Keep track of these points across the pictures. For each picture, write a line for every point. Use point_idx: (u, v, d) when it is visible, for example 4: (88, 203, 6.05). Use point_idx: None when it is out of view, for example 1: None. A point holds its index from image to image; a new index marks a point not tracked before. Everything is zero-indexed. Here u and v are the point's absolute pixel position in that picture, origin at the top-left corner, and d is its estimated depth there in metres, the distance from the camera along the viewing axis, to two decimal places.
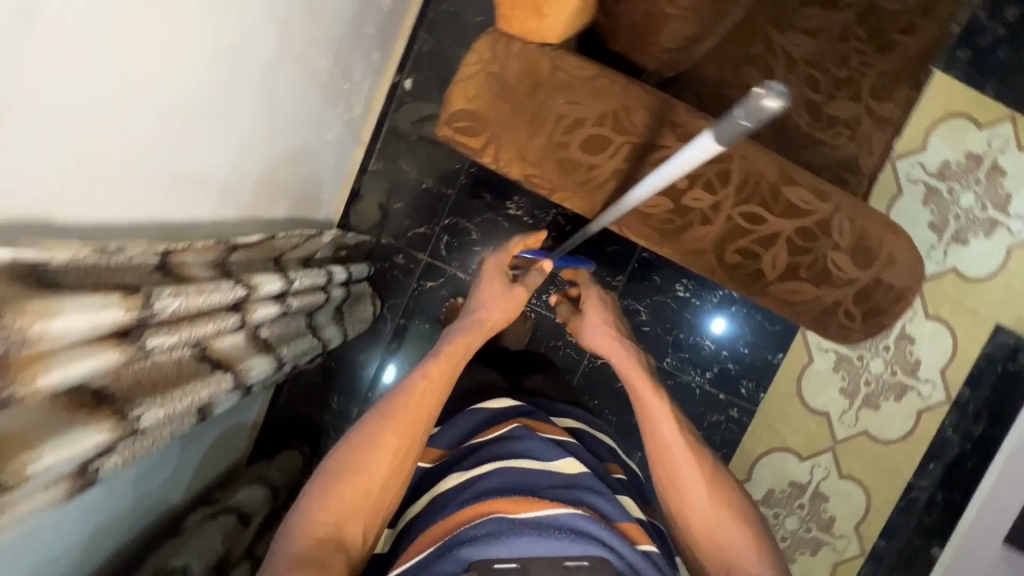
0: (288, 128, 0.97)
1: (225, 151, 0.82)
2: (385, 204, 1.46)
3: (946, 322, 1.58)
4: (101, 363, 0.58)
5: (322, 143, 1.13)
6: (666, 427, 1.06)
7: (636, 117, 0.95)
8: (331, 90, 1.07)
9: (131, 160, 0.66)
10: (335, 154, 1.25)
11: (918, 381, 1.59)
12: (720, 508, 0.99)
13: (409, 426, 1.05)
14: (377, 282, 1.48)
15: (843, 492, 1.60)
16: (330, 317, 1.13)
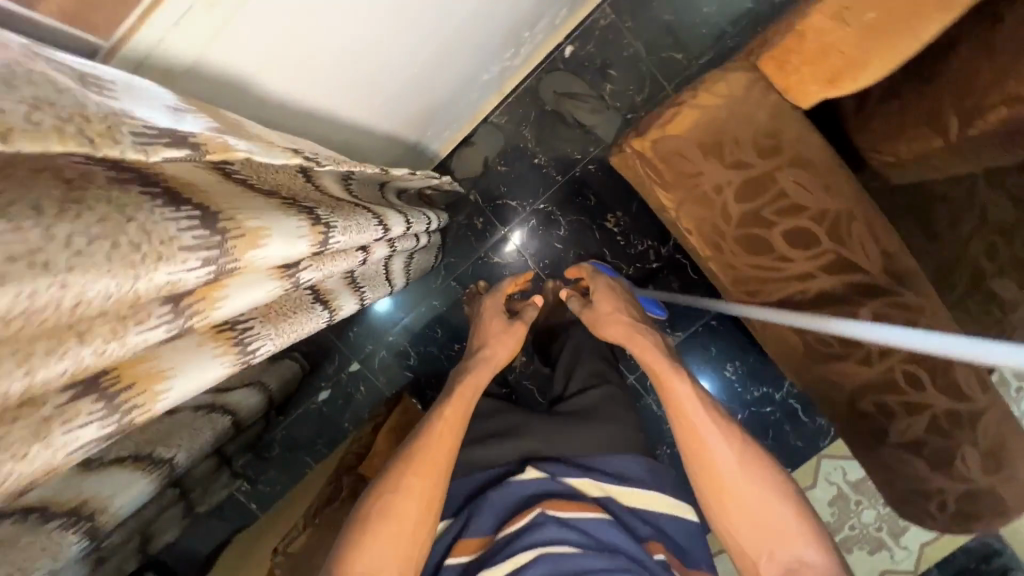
0: (441, 61, 0.96)
1: (369, 60, 0.76)
2: (491, 161, 1.36)
3: None
4: (263, 296, 0.55)
5: (462, 76, 1.10)
6: (688, 400, 0.94)
7: (856, 232, 0.82)
8: (487, 31, 1.03)
9: (298, 51, 0.65)
10: (459, 86, 1.17)
11: (898, 546, 1.58)
12: (762, 503, 0.86)
13: (440, 460, 0.91)
14: (448, 235, 1.39)
15: None
16: (402, 262, 1.01)
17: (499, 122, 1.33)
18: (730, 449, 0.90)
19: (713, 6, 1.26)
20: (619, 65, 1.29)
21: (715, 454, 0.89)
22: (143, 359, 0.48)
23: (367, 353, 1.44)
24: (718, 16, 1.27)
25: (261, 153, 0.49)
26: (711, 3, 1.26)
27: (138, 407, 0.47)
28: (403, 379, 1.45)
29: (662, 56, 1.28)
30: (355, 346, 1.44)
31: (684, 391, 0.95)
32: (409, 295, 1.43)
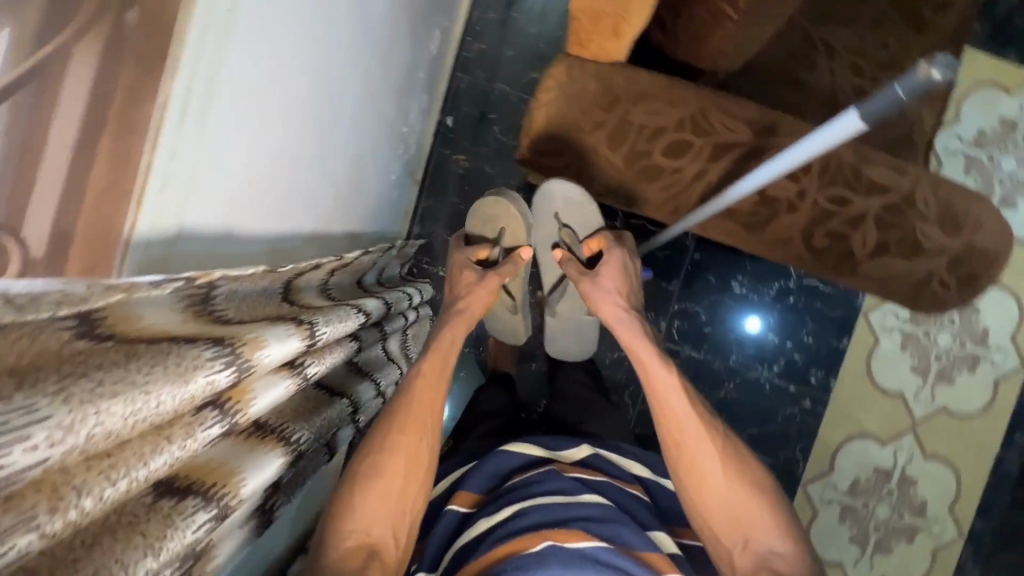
0: (368, 178, 1.06)
1: (310, 208, 0.83)
2: (439, 237, 1.50)
3: (1009, 290, 1.56)
4: (264, 467, 0.60)
5: (387, 183, 1.20)
6: (674, 402, 0.89)
7: (630, 90, 0.79)
8: (391, 134, 1.12)
9: (267, 203, 0.69)
10: (396, 196, 1.29)
11: (992, 351, 1.56)
12: (727, 478, 0.84)
13: (421, 454, 0.93)
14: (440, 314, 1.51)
15: (930, 471, 1.57)
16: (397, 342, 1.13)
17: (429, 204, 1.49)
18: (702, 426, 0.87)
19: (537, 26, 1.47)
20: (494, 107, 1.48)
21: (690, 432, 0.87)
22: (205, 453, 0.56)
23: None
24: (546, 30, 1.46)
25: (169, 313, 0.51)
26: (535, 26, 1.47)
27: (230, 495, 0.55)
28: None
29: (521, 82, 1.47)
30: None
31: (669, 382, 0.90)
32: None
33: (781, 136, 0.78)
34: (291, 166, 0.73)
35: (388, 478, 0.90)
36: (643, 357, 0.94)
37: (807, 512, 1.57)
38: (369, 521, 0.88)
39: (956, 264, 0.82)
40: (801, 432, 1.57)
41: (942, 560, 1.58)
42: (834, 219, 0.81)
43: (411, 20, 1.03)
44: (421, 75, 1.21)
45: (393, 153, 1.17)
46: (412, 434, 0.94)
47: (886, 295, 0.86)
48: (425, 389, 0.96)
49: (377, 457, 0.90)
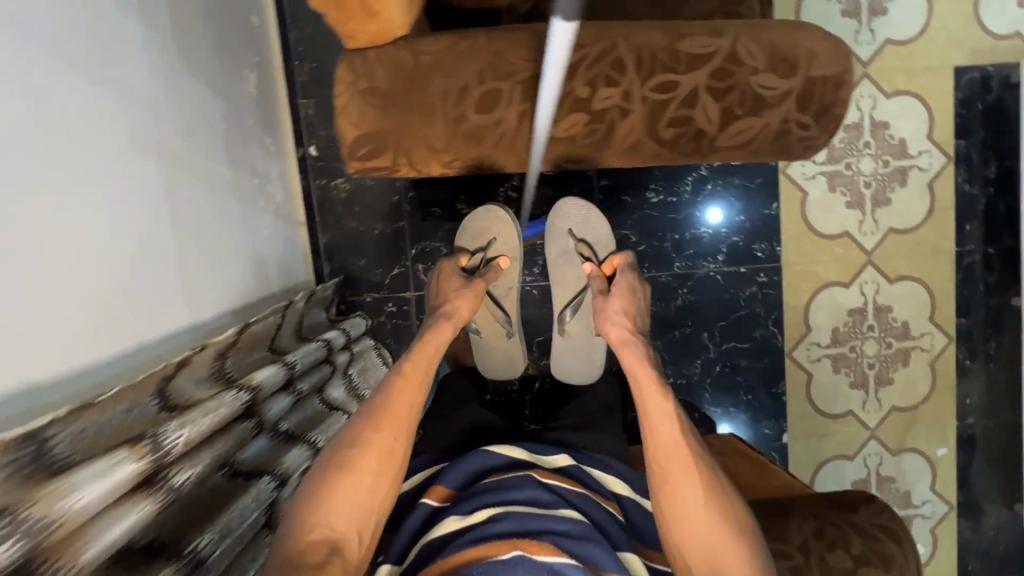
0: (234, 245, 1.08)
1: (172, 308, 0.88)
2: (352, 266, 1.46)
3: (910, 93, 1.54)
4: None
5: (262, 240, 1.19)
6: (671, 426, 1.00)
7: (415, 64, 0.75)
8: (242, 191, 1.09)
9: (112, 334, 0.76)
10: (278, 247, 1.26)
11: (916, 157, 1.56)
12: (703, 509, 0.93)
13: (398, 454, 0.97)
14: (384, 338, 1.49)
15: (901, 293, 1.58)
16: (333, 386, 1.12)
17: (329, 238, 1.45)
18: (687, 460, 0.97)
19: None
20: None
21: (684, 462, 0.98)
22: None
23: None
24: None
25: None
26: None
27: None
28: None
29: None
30: None
31: (665, 417, 1.02)
32: None
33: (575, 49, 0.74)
34: (120, 290, 0.78)
35: (361, 476, 0.92)
36: (642, 380, 1.07)
37: (802, 378, 1.59)
38: (335, 514, 0.89)
39: (805, 100, 0.80)
40: (767, 306, 1.56)
41: (941, 368, 1.61)
42: (675, 105, 0.78)
43: (207, 75, 0.97)
44: (251, 122, 1.16)
45: (254, 208, 1.14)
46: (389, 432, 0.98)
47: (754, 152, 0.85)
48: (406, 392, 1.02)
49: (351, 458, 0.93)
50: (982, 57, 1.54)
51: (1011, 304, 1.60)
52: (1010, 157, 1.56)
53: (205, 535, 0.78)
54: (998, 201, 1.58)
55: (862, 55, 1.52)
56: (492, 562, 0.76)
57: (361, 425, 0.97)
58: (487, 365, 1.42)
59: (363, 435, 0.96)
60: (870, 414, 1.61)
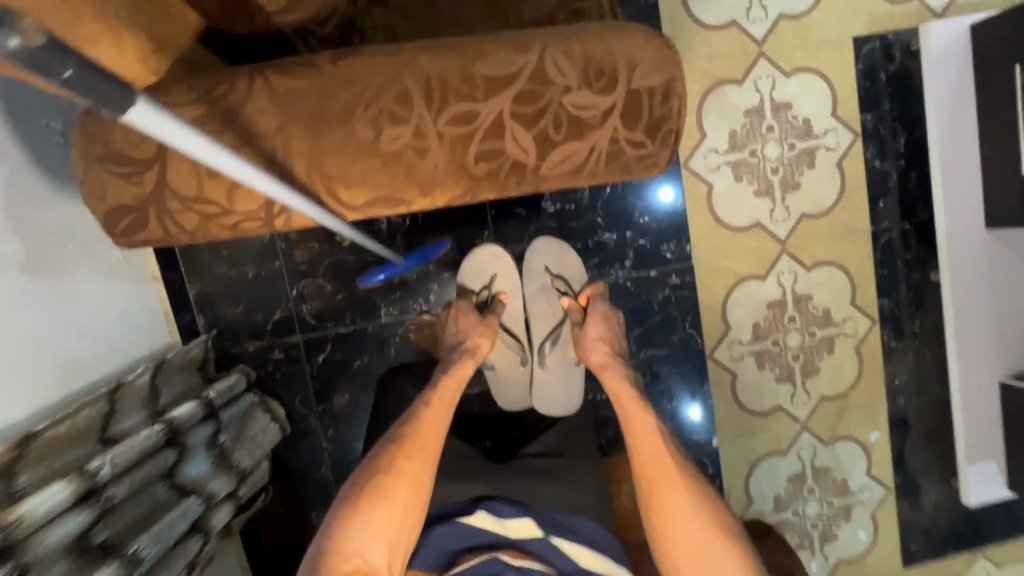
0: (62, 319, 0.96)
1: None
2: (228, 314, 1.34)
3: (810, 70, 1.46)
4: None
5: (98, 306, 1.06)
6: (650, 439, 1.07)
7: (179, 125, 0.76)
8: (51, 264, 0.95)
9: None
10: (121, 308, 1.14)
11: (822, 137, 1.48)
12: (697, 517, 0.96)
13: (422, 478, 1.01)
14: (274, 387, 1.37)
15: (819, 280, 1.52)
16: (182, 467, 1.00)
17: (197, 287, 1.32)
18: (673, 474, 1.02)
19: None
20: None
21: (668, 474, 1.02)
22: None
23: None
24: None
25: None
26: None
27: None
28: None
29: None
30: None
31: (649, 428, 1.09)
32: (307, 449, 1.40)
33: (350, 91, 0.76)
34: None
35: (389, 507, 0.96)
36: (625, 403, 1.13)
37: (726, 378, 1.52)
38: (360, 540, 0.92)
39: (623, 119, 0.78)
40: (683, 309, 1.49)
41: (867, 352, 1.56)
42: (481, 140, 0.78)
43: None
44: (69, 174, 1.00)
45: (75, 277, 1.00)
46: (415, 458, 1.02)
47: (586, 172, 0.82)
48: (432, 423, 1.06)
49: (382, 488, 0.97)
50: (880, 25, 1.47)
51: (931, 279, 1.55)
52: (917, 128, 1.50)
53: None
54: (909, 174, 1.51)
55: (755, 34, 1.43)
56: None
57: (395, 452, 1.01)
58: (502, 399, 1.40)
59: (393, 465, 1.00)
60: (799, 407, 1.56)
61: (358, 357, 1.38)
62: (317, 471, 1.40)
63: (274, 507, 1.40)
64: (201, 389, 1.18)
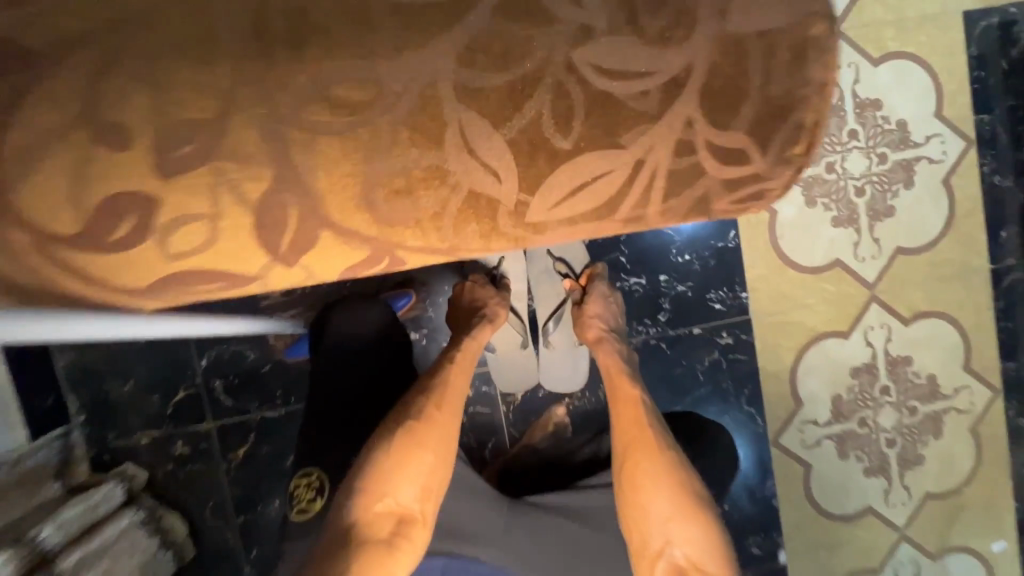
0: None
1: None
2: (113, 394, 0.98)
3: (905, 55, 1.08)
4: None
5: None
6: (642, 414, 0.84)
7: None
8: None
9: None
10: None
11: (923, 145, 1.09)
12: (688, 525, 0.72)
13: (443, 440, 0.78)
14: (176, 494, 0.99)
15: (921, 337, 1.12)
16: None
17: (70, 358, 0.96)
18: (654, 444, 0.80)
19: None
20: None
21: (664, 472, 0.77)
22: None
23: None
24: None
25: None
26: None
27: None
28: None
29: None
30: None
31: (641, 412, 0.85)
32: None
33: (226, 80, 0.51)
34: None
35: (422, 454, 0.75)
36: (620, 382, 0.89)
37: (797, 471, 1.12)
38: (385, 485, 0.71)
39: (664, 122, 0.58)
40: (737, 378, 1.10)
41: (988, 434, 1.15)
42: (442, 152, 0.56)
43: None
44: None
45: None
46: (444, 410, 0.81)
47: (603, 203, 0.62)
48: (460, 373, 0.86)
49: (412, 435, 0.75)
50: None
51: None
52: None
53: None
54: None
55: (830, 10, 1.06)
56: None
57: (423, 400, 0.80)
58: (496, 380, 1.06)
59: (423, 410, 0.79)
60: (895, 509, 1.15)
61: (290, 450, 1.00)
62: None
63: None
64: (36, 518, 0.79)
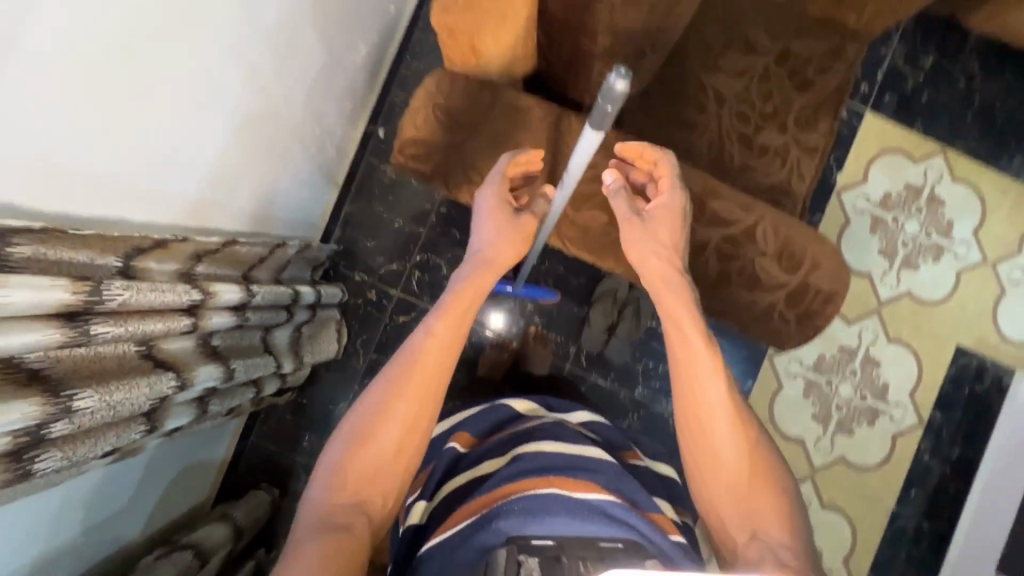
0: (288, 173, 1.16)
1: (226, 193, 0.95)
2: (359, 243, 1.53)
3: (908, 346, 1.61)
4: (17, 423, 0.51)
5: (303, 179, 1.26)
6: (717, 398, 0.74)
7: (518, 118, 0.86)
8: (302, 130, 1.15)
9: (181, 184, 0.82)
10: (308, 192, 1.33)
11: (892, 406, 1.60)
12: (741, 451, 0.73)
13: (418, 414, 0.71)
14: (351, 318, 1.52)
15: (827, 522, 1.58)
16: (284, 337, 1.16)
17: (352, 209, 1.52)
18: (746, 436, 0.74)
19: None
20: None
21: (697, 401, 0.75)
22: None
23: None
24: None
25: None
26: None
27: None
28: None
29: None
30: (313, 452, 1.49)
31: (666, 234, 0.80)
32: (337, 382, 1.50)
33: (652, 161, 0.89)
34: (203, 161, 0.85)
35: (384, 440, 0.69)
36: (697, 363, 0.76)
37: None
38: (349, 479, 0.67)
39: None
40: None
41: None
42: None
43: (326, 21, 1.07)
44: (342, 79, 1.24)
45: (306, 151, 1.21)
46: (416, 386, 0.71)
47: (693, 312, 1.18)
48: (437, 349, 0.74)
49: (399, 380, 0.71)
50: (984, 349, 1.61)
51: None
52: (977, 449, 1.59)
53: (57, 456, 0.59)
54: (953, 485, 1.59)
55: (880, 294, 1.61)
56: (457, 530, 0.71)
57: (386, 380, 0.72)
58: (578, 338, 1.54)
59: (387, 392, 0.71)
60: None
61: None
62: (334, 403, 1.50)
63: (279, 410, 1.48)
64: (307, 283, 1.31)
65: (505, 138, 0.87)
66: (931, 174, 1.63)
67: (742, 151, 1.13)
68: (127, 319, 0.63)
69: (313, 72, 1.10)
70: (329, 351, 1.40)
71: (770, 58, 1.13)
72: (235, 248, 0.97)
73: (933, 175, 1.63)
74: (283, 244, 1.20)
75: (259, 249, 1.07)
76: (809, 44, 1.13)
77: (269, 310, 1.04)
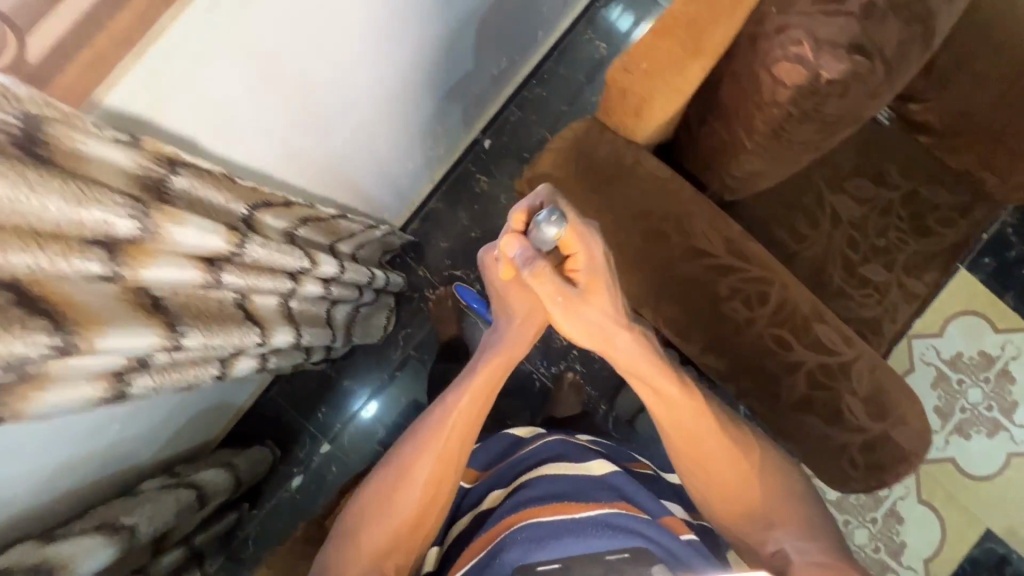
0: (405, 161, 1.18)
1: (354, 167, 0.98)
2: (432, 240, 1.54)
3: (937, 512, 1.55)
4: (142, 347, 0.52)
5: (413, 169, 1.28)
6: (698, 421, 0.79)
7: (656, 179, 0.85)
8: (429, 126, 1.18)
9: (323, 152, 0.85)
10: (409, 182, 1.35)
11: (903, 567, 1.53)
12: (734, 464, 0.79)
13: (438, 470, 0.75)
14: (401, 309, 1.53)
15: None
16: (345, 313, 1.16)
17: (436, 206, 1.54)
18: (738, 454, 0.79)
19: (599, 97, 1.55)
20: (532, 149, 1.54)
21: (678, 429, 0.79)
22: (62, 322, 0.44)
23: (337, 430, 1.48)
24: None
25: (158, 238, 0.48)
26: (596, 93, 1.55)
27: None
28: (371, 456, 1.48)
29: None
30: (324, 425, 1.48)
31: (604, 306, 0.75)
32: (369, 365, 1.51)
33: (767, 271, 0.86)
34: (347, 135, 0.88)
35: (405, 493, 0.73)
36: (670, 396, 0.79)
37: None
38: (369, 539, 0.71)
39: None
40: None
41: None
42: None
43: (482, 34, 1.10)
44: (476, 88, 1.27)
45: (423, 145, 1.24)
46: (435, 447, 0.75)
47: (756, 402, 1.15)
48: (460, 416, 0.77)
49: (423, 440, 0.76)
50: (1014, 542, 1.54)
51: None
52: None
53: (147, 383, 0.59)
54: None
55: None
56: (475, 562, 0.69)
57: (407, 443, 0.77)
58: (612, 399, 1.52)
59: (407, 450, 0.76)
60: None
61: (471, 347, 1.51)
62: (359, 384, 1.50)
63: (305, 374, 1.49)
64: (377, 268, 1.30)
65: (638, 201, 0.84)
66: (1008, 348, 1.59)
67: (843, 276, 1.11)
68: (249, 271, 0.64)
69: (457, 75, 1.13)
70: (375, 334, 1.40)
71: (896, 195, 1.12)
72: (340, 221, 0.99)
73: (1010, 351, 1.58)
74: (375, 225, 1.21)
75: (357, 225, 1.09)
76: (940, 194, 1.12)
77: (348, 287, 1.04)
